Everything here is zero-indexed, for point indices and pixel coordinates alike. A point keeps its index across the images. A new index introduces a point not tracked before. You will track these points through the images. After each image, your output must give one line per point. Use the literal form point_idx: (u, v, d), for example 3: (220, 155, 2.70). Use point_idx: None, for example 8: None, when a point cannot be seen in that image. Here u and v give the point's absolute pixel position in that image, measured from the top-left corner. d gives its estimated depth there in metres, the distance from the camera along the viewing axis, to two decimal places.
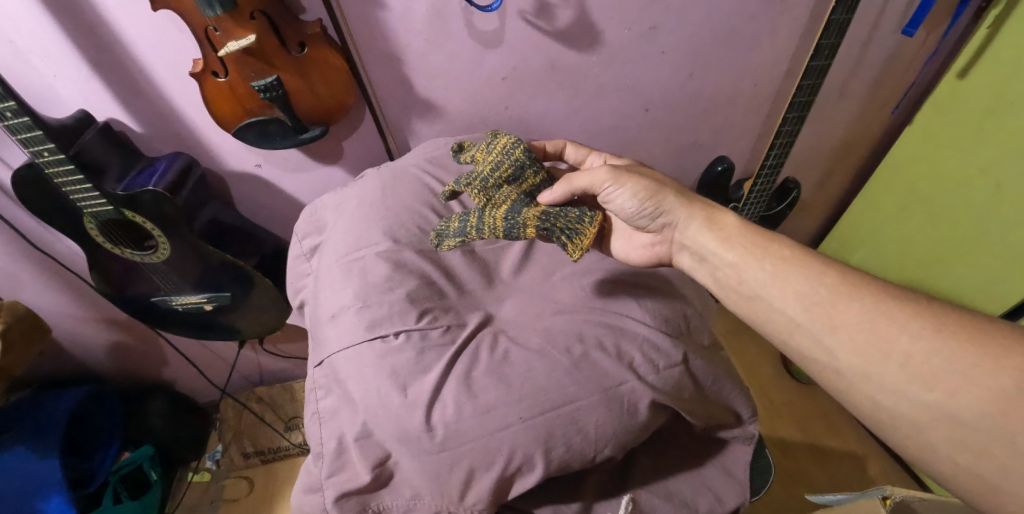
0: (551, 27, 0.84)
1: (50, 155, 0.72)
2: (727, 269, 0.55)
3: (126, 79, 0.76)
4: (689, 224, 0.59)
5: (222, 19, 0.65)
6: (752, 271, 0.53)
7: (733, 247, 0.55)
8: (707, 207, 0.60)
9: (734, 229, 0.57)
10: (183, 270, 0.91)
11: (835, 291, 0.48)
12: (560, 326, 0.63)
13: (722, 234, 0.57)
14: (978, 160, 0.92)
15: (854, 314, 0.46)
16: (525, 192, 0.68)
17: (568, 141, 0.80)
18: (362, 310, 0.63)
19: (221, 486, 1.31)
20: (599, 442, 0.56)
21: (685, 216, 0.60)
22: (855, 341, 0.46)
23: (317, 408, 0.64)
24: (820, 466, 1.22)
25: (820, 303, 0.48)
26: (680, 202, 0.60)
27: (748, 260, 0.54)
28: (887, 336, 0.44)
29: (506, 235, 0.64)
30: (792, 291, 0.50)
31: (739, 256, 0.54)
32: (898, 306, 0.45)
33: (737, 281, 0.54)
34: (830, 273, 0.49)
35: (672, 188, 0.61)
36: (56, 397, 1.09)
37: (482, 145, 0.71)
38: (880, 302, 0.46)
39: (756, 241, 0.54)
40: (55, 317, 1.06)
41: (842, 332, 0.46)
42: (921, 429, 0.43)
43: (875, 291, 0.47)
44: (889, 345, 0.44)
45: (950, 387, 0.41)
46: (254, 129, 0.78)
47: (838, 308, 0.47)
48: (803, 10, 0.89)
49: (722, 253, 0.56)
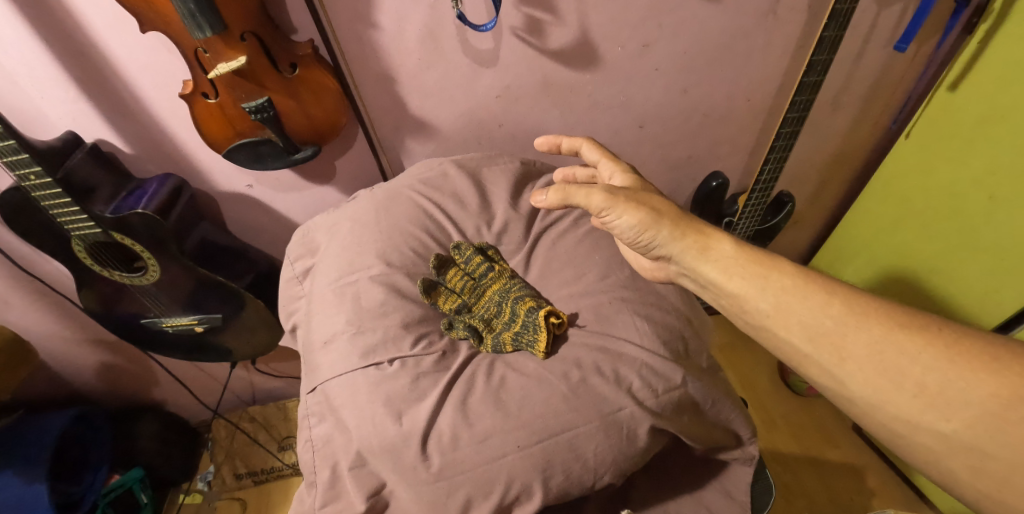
0: (545, 45, 0.83)
1: (37, 179, 0.70)
2: (728, 297, 0.54)
3: (115, 100, 0.75)
4: (682, 255, 0.57)
5: (212, 41, 0.64)
6: (754, 301, 0.52)
7: (731, 279, 0.53)
8: (701, 235, 0.56)
9: (729, 259, 0.54)
10: (173, 292, 0.89)
11: (843, 321, 0.47)
12: (557, 352, 0.62)
13: (715, 264, 0.55)
14: (969, 172, 0.92)
15: (863, 345, 0.46)
16: (508, 319, 0.67)
17: (588, 138, 0.71)
18: (355, 336, 0.62)
19: (213, 508, 1.28)
20: (599, 470, 0.55)
21: (677, 249, 0.57)
22: (865, 373, 0.45)
23: (310, 436, 0.62)
24: (820, 480, 1.21)
25: (826, 334, 0.48)
26: (672, 235, 0.57)
27: (750, 291, 0.52)
28: (899, 368, 0.44)
29: (490, 350, 0.64)
30: (795, 322, 0.49)
31: (738, 287, 0.53)
32: (907, 336, 0.44)
33: (740, 309, 0.53)
34: (834, 302, 0.48)
35: (668, 218, 0.57)
36: (45, 421, 1.06)
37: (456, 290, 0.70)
38: (890, 331, 0.45)
39: (755, 271, 0.52)
40: (43, 339, 1.04)
41: (851, 364, 0.46)
42: (940, 457, 0.43)
43: (884, 318, 0.46)
44: (901, 376, 0.44)
45: (968, 417, 0.41)
46: (244, 151, 0.77)
47: (847, 340, 0.46)
48: (795, 27, 0.90)
49: (723, 283, 0.54)
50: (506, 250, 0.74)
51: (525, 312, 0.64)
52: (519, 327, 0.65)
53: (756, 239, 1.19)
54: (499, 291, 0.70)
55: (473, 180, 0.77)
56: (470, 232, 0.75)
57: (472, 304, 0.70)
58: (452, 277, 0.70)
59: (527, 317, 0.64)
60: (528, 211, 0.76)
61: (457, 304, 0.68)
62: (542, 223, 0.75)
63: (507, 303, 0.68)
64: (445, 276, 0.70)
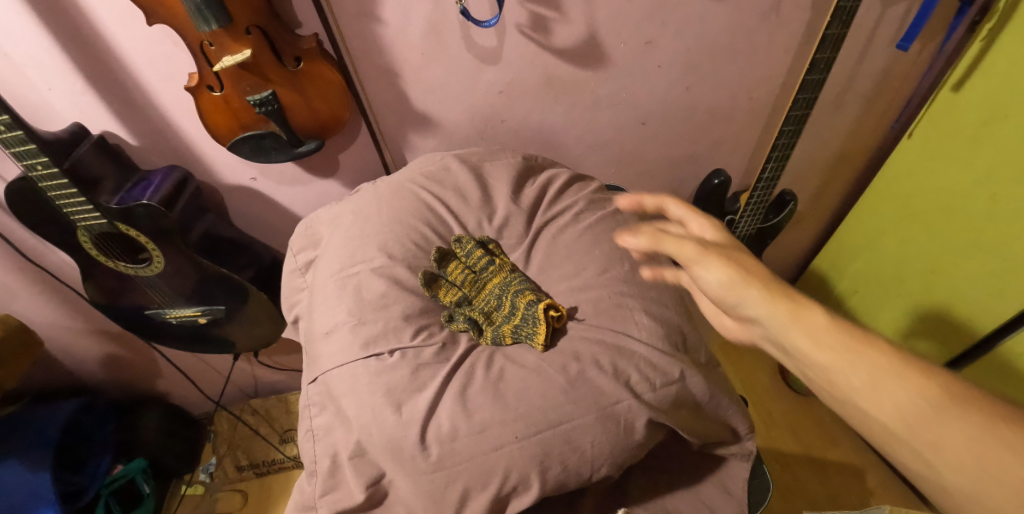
0: (548, 41, 0.84)
1: (44, 169, 0.71)
2: (816, 370, 0.44)
3: (121, 92, 0.76)
4: (771, 321, 0.46)
5: (218, 34, 0.64)
6: (845, 375, 0.42)
7: (823, 349, 0.43)
8: (797, 299, 0.46)
9: (825, 328, 0.44)
10: (178, 283, 0.90)
11: (941, 408, 0.39)
12: (556, 345, 0.62)
13: (811, 334, 0.44)
14: (972, 173, 0.92)
15: (963, 439, 0.38)
16: (508, 312, 0.67)
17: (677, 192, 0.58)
18: (356, 328, 0.63)
19: (215, 500, 1.29)
20: (596, 462, 0.55)
21: (767, 312, 0.46)
22: (964, 468, 0.38)
23: (311, 425, 0.63)
24: (819, 478, 1.21)
25: (920, 420, 0.39)
26: (766, 298, 0.46)
27: (841, 364, 0.42)
28: (1011, 473, 0.36)
29: (490, 342, 0.65)
30: (889, 403, 0.40)
31: (828, 359, 0.43)
32: (1018, 436, 0.37)
33: (828, 383, 0.43)
34: (932, 386, 0.40)
35: (763, 281, 0.47)
36: (50, 410, 1.08)
37: (454, 284, 0.70)
38: (996, 428, 0.37)
39: (851, 341, 0.43)
40: (48, 329, 1.05)
41: (948, 455, 0.38)
42: None
43: (991, 411, 0.38)
44: (1014, 482, 0.36)
45: None
46: (249, 143, 0.78)
47: (942, 430, 0.39)
48: (798, 24, 0.90)
49: (812, 354, 0.44)
50: (507, 245, 0.74)
51: (524, 305, 0.65)
52: (518, 320, 0.65)
53: (757, 237, 1.19)
54: (500, 284, 0.70)
55: (474, 173, 0.77)
56: (471, 226, 0.75)
57: (472, 297, 0.71)
58: (452, 270, 0.70)
59: (526, 310, 0.64)
60: (529, 204, 0.76)
61: (457, 297, 0.69)
62: (544, 216, 0.75)
63: (507, 297, 0.68)
64: (446, 270, 0.71)
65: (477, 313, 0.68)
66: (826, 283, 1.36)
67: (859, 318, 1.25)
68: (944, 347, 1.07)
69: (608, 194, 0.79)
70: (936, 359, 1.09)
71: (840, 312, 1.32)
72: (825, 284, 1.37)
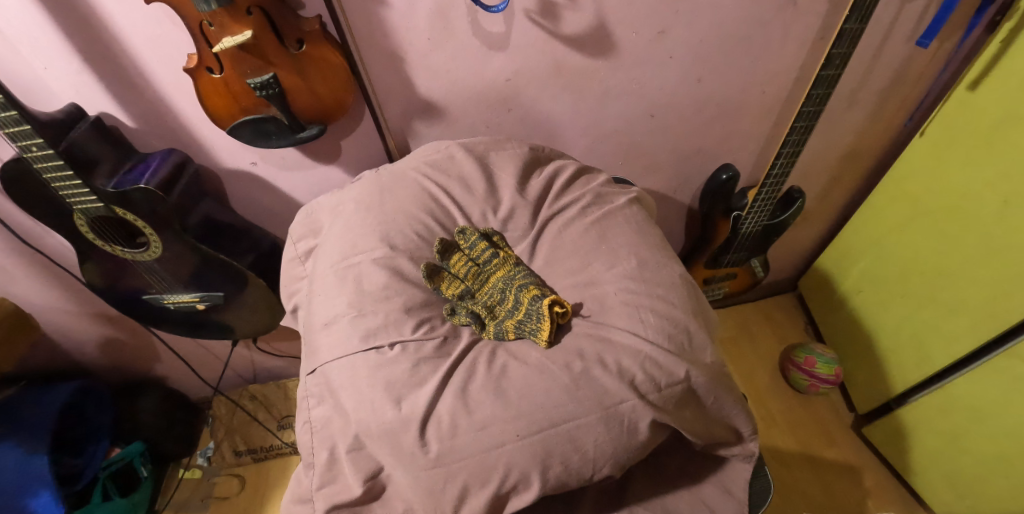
0: (557, 28, 0.81)
1: (39, 150, 0.69)
2: None
3: (118, 71, 0.73)
4: None
5: (218, 14, 0.62)
6: None
7: None
8: None
9: None
10: (176, 269, 0.89)
11: None
12: (559, 342, 0.61)
13: None
14: (986, 175, 0.90)
15: None
16: (511, 307, 0.66)
17: None
18: (356, 319, 0.61)
19: (212, 484, 1.30)
20: (598, 462, 0.55)
21: None
22: None
23: (308, 417, 0.62)
24: (814, 476, 1.23)
25: None
26: None
27: None
28: None
29: (492, 337, 0.64)
30: None
31: None
32: None
33: None
34: None
35: None
36: (49, 392, 1.07)
37: (451, 275, 0.68)
38: None
39: None
40: (46, 312, 1.04)
41: None
42: None
43: None
44: None
45: None
46: (249, 127, 0.76)
47: None
48: (815, 17, 0.87)
49: None
50: (511, 237, 0.72)
51: (529, 300, 0.64)
52: (522, 315, 0.64)
53: (764, 234, 1.18)
54: (504, 278, 0.69)
55: (480, 164, 0.75)
56: (475, 217, 0.73)
57: (475, 289, 0.70)
58: (455, 262, 0.69)
59: (530, 305, 0.63)
60: (535, 196, 0.74)
61: (460, 289, 0.68)
62: (550, 209, 0.73)
63: (511, 291, 0.67)
64: (448, 262, 0.69)
65: (479, 306, 0.67)
66: (830, 281, 1.35)
67: (862, 318, 1.24)
68: (941, 353, 1.04)
69: (615, 188, 0.78)
70: (933, 365, 1.06)
71: (843, 310, 1.31)
72: (829, 282, 1.36)
